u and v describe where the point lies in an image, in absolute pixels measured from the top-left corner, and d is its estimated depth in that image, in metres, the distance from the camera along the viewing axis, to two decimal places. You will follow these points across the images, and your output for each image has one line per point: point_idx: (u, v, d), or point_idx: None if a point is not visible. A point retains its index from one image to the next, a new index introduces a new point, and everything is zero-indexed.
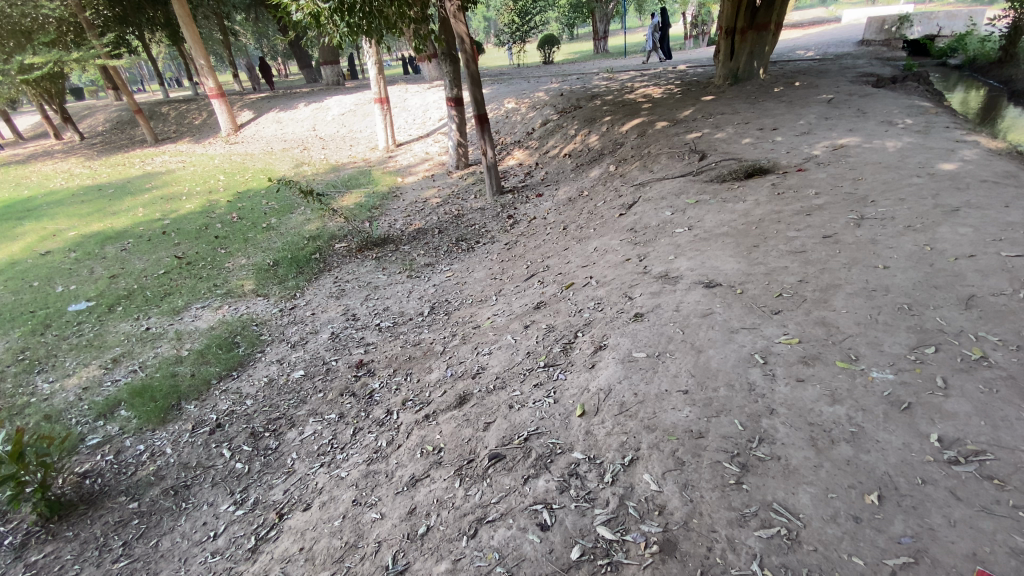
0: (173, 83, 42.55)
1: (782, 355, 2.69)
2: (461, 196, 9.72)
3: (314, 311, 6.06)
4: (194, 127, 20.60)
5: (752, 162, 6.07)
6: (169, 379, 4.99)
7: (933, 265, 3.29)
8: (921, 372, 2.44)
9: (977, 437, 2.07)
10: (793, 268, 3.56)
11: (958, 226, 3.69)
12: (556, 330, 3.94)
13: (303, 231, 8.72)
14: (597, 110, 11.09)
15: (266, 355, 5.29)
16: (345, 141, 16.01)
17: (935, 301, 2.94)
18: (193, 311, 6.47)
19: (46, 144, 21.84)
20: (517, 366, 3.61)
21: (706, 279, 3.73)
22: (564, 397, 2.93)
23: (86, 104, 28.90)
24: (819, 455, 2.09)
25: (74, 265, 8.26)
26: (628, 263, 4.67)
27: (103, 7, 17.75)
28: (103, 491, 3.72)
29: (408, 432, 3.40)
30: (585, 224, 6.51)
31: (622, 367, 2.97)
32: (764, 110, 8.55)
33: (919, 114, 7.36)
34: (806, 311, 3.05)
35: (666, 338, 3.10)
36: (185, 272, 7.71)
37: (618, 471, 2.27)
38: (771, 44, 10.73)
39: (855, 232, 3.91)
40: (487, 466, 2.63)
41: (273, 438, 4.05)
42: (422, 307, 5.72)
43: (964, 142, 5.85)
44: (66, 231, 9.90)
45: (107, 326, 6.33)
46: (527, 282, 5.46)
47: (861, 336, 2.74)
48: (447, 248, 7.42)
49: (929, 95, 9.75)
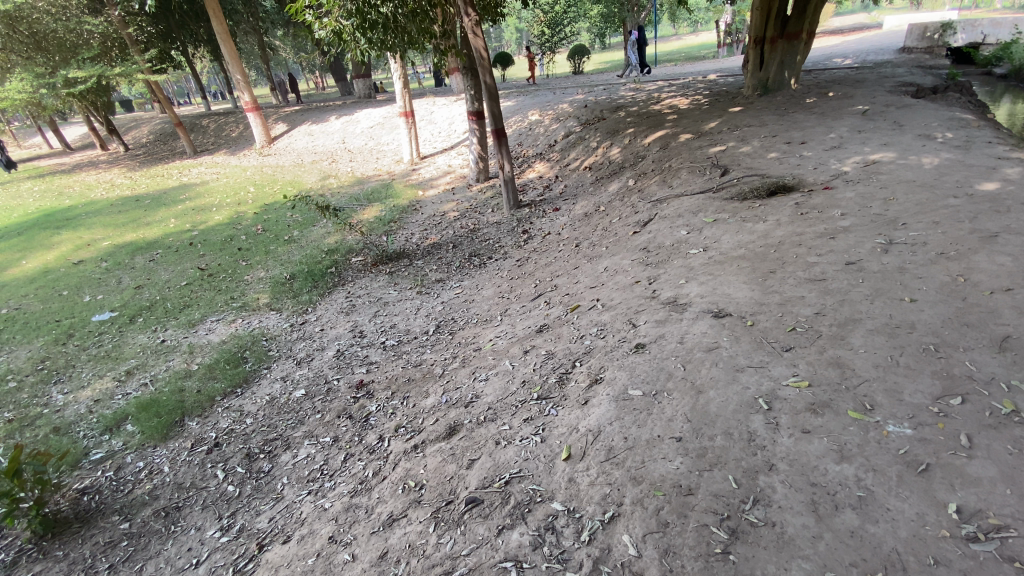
0: (216, 97, 44.62)
1: (788, 401, 2.44)
2: (478, 210, 9.66)
3: (323, 327, 6.04)
4: (230, 138, 21.35)
5: (776, 179, 5.76)
6: (176, 393, 5.04)
7: (965, 299, 2.98)
8: (944, 428, 2.16)
9: (1000, 508, 1.80)
10: (810, 298, 3.31)
11: (996, 255, 3.35)
12: (555, 357, 3.77)
13: (322, 245, 8.82)
14: (621, 122, 10.87)
15: (271, 372, 5.29)
16: (372, 153, 16.26)
17: (965, 342, 2.65)
18: (208, 324, 6.57)
19: (94, 154, 22.96)
20: (511, 396, 3.45)
21: (715, 307, 3.50)
22: (552, 437, 2.75)
23: (135, 116, 30.41)
24: (819, 523, 1.85)
25: (103, 275, 8.56)
26: (636, 286, 4.47)
27: (148, 24, 18.48)
28: (98, 509, 3.79)
29: (395, 463, 3.29)
30: (598, 241, 6.33)
31: (615, 406, 2.77)
32: (793, 123, 8.17)
33: (960, 128, 6.91)
34: (819, 349, 2.79)
35: (664, 375, 2.90)
36: (206, 284, 7.86)
37: (597, 528, 2.08)
38: (803, 54, 10.30)
39: (881, 260, 3.60)
40: (464, 511, 2.48)
41: (267, 461, 4.00)
42: (428, 325, 5.63)
43: (1009, 159, 5.42)
44: (101, 241, 10.31)
45: (126, 337, 6.50)
46: (534, 302, 5.32)
47: (878, 381, 2.47)
48: (459, 264, 7.35)
49: (973, 106, 9.20)
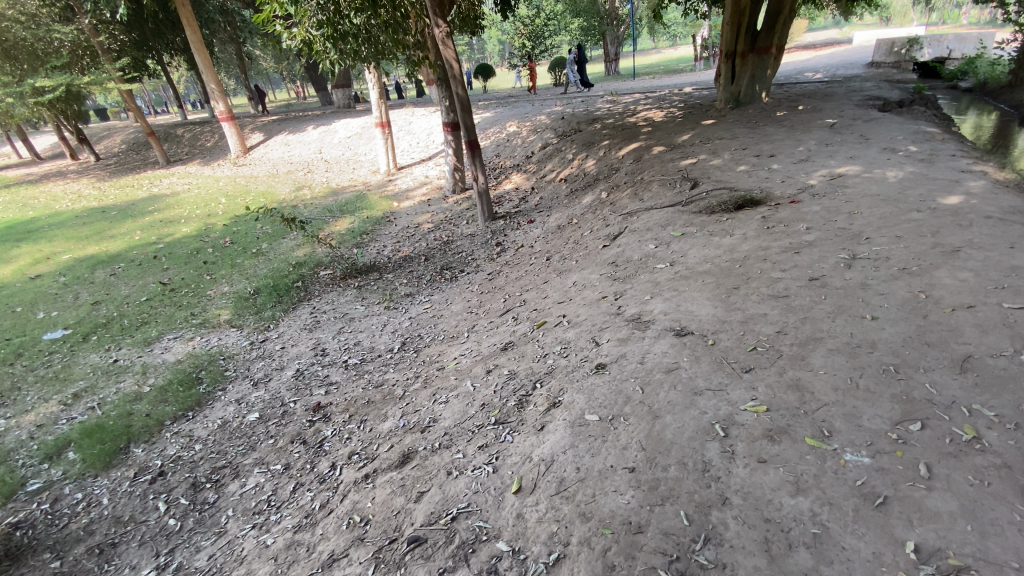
0: (195, 106, 44.08)
1: (745, 427, 2.34)
2: (453, 222, 9.56)
3: (284, 345, 5.82)
4: (205, 148, 20.98)
5: (744, 193, 5.74)
6: (124, 418, 4.78)
7: (926, 317, 2.93)
8: (903, 457, 2.06)
9: (960, 547, 1.70)
10: (772, 316, 3.24)
11: (957, 270, 3.33)
12: (516, 377, 3.62)
13: (291, 257, 8.59)
14: (597, 134, 10.88)
15: (226, 394, 5.04)
16: (348, 164, 16.04)
17: (925, 362, 2.57)
18: (164, 342, 6.30)
19: (63, 164, 22.29)
20: (469, 420, 3.27)
21: (678, 325, 3.41)
22: (504, 466, 2.61)
23: (108, 125, 29.83)
24: (772, 564, 1.74)
25: (60, 290, 8.20)
26: (603, 302, 4.38)
27: (119, 32, 18.00)
28: (29, 546, 3.52)
29: (344, 495, 3.11)
30: (569, 254, 6.25)
31: (570, 432, 2.64)
32: (763, 135, 8.23)
33: (924, 141, 7.02)
34: (779, 371, 2.70)
35: (622, 399, 2.78)
36: (167, 299, 7.58)
37: (540, 573, 1.95)
38: (773, 68, 10.43)
39: (844, 275, 3.55)
40: (405, 551, 2.31)
41: (213, 491, 3.78)
42: (393, 342, 5.44)
43: (970, 172, 5.47)
44: (62, 255, 9.93)
45: (77, 357, 6.18)
46: (501, 318, 5.20)
47: (837, 405, 2.38)
48: (430, 277, 7.20)
49: (938, 120, 9.41)
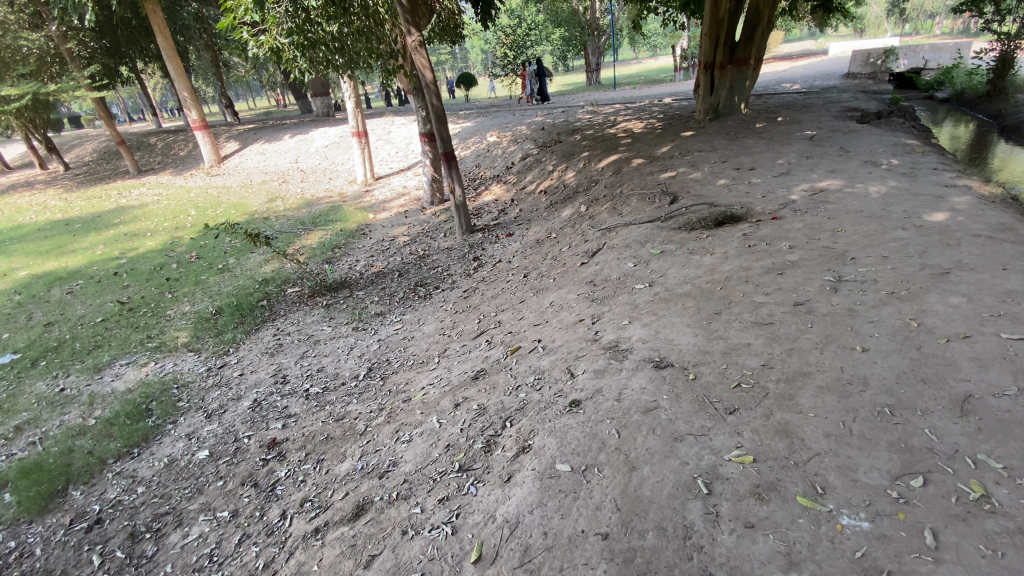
0: (171, 114, 43.34)
1: (731, 483, 2.11)
2: (430, 234, 9.28)
3: (243, 372, 5.45)
4: (178, 158, 20.41)
5: (724, 208, 5.58)
6: (65, 455, 4.38)
7: (920, 348, 2.74)
8: (905, 520, 1.84)
9: None
10: (756, 346, 3.02)
11: (949, 295, 3.16)
12: (485, 413, 3.32)
13: (258, 273, 8.22)
14: (576, 145, 10.72)
15: (176, 428, 4.66)
16: (325, 174, 15.66)
17: (923, 403, 2.37)
18: (116, 368, 5.88)
19: (29, 174, 21.51)
20: (431, 465, 2.98)
21: (657, 356, 3.18)
22: (466, 527, 2.33)
23: (80, 134, 29.02)
24: None
25: (12, 309, 7.72)
26: (579, 326, 4.13)
27: (90, 39, 17.33)
28: None
29: (292, 553, 2.79)
30: (547, 271, 6.02)
31: (539, 486, 2.37)
32: (743, 148, 8.13)
33: (905, 154, 6.96)
34: (765, 413, 2.47)
35: (596, 445, 2.52)
36: (124, 320, 7.14)
37: None
38: (752, 79, 10.39)
39: (831, 300, 3.36)
40: None
41: (152, 543, 3.39)
42: (359, 369, 5.13)
43: (954, 187, 5.38)
44: (18, 271, 9.40)
45: (22, 384, 5.74)
46: (474, 341, 4.93)
47: (830, 455, 2.16)
48: (403, 295, 6.90)
49: (916, 131, 9.45)
